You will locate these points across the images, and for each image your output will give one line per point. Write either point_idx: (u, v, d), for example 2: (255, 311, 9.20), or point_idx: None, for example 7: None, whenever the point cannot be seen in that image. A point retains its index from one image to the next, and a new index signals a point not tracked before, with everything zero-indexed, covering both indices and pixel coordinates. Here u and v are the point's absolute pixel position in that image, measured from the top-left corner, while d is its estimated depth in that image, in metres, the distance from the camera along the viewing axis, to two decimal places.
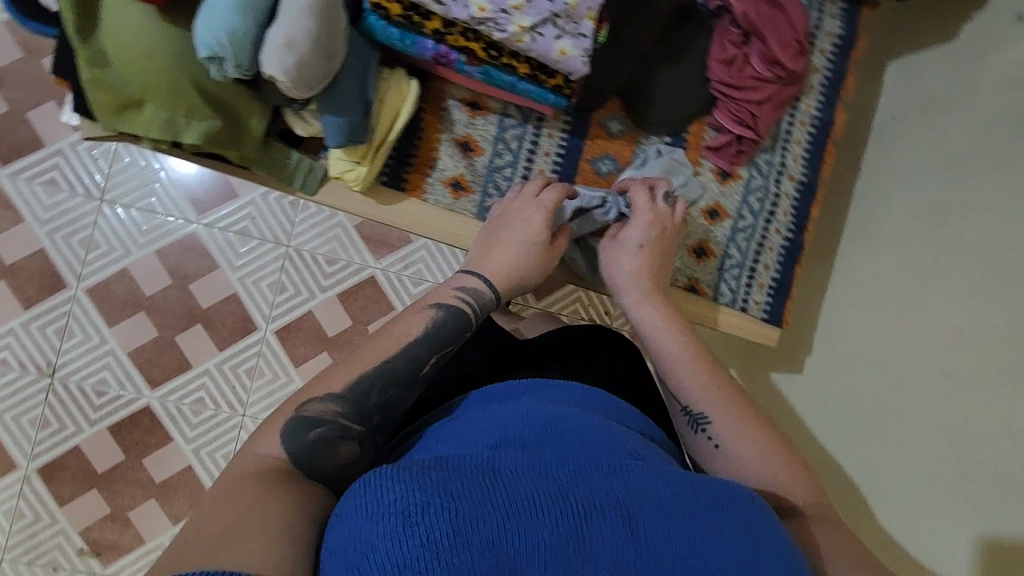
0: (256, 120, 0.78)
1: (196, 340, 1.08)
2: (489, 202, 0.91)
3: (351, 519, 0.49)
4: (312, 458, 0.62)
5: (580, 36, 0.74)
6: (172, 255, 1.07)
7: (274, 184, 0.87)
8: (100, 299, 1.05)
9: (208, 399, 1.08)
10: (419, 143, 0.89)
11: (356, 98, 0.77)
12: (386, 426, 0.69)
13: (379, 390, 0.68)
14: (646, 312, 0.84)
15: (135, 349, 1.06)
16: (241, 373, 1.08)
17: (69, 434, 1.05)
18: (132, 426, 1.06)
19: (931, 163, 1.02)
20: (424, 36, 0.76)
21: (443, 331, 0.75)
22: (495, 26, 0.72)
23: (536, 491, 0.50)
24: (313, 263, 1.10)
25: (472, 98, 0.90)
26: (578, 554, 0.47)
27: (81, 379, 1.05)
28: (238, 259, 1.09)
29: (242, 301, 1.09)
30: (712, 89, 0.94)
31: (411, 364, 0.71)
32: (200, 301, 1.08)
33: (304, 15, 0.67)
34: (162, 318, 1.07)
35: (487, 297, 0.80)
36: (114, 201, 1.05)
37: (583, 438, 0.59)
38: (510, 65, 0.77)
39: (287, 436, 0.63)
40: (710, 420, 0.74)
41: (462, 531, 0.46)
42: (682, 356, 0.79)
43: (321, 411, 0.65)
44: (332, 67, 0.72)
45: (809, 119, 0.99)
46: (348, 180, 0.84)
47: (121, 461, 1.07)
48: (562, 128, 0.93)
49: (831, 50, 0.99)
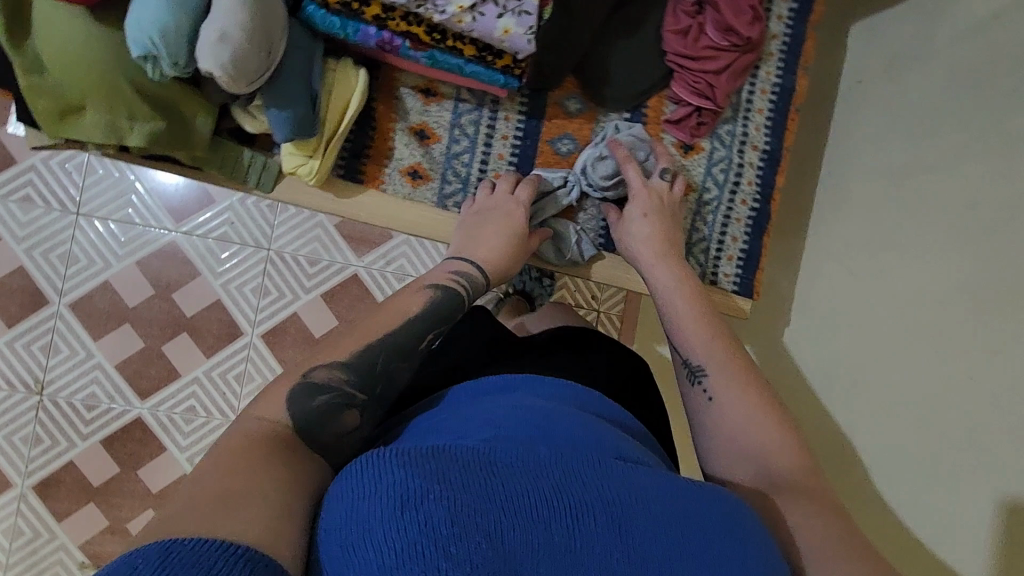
0: (202, 119, 0.76)
1: (181, 351, 1.30)
2: (449, 190, 0.91)
3: (344, 503, 0.48)
4: (318, 424, 0.60)
5: (523, 14, 0.73)
6: (154, 264, 1.28)
7: (228, 185, 0.86)
8: (82, 312, 1.27)
9: (198, 407, 1.30)
10: (374, 133, 0.88)
11: (301, 91, 0.76)
12: (388, 398, 0.67)
13: (385, 359, 0.67)
14: (659, 274, 0.86)
15: (122, 361, 1.28)
16: (231, 379, 1.30)
17: (62, 449, 1.26)
18: (123, 438, 1.28)
19: (898, 124, 1.00)
20: (367, 22, 0.75)
21: (438, 306, 0.75)
22: (434, 8, 0.71)
23: (534, 483, 0.49)
24: (295, 265, 1.32)
25: (425, 84, 0.88)
26: (571, 552, 0.46)
27: (71, 394, 1.27)
28: (215, 265, 1.30)
29: (224, 306, 1.30)
30: (669, 62, 0.93)
31: (412, 332, 0.71)
32: (184, 309, 1.29)
33: (237, 7, 0.66)
34: (145, 330, 1.29)
35: (478, 282, 0.81)
36: (89, 215, 1.25)
37: (575, 435, 0.57)
38: (456, 47, 0.77)
39: (294, 401, 0.60)
40: (706, 373, 0.76)
41: (461, 521, 0.45)
42: (688, 315, 0.81)
43: (326, 377, 0.63)
44: (273, 61, 0.72)
45: (769, 86, 0.98)
46: (302, 175, 0.83)
47: (115, 473, 1.28)
48: (518, 110, 0.92)
49: (788, 15, 0.98)
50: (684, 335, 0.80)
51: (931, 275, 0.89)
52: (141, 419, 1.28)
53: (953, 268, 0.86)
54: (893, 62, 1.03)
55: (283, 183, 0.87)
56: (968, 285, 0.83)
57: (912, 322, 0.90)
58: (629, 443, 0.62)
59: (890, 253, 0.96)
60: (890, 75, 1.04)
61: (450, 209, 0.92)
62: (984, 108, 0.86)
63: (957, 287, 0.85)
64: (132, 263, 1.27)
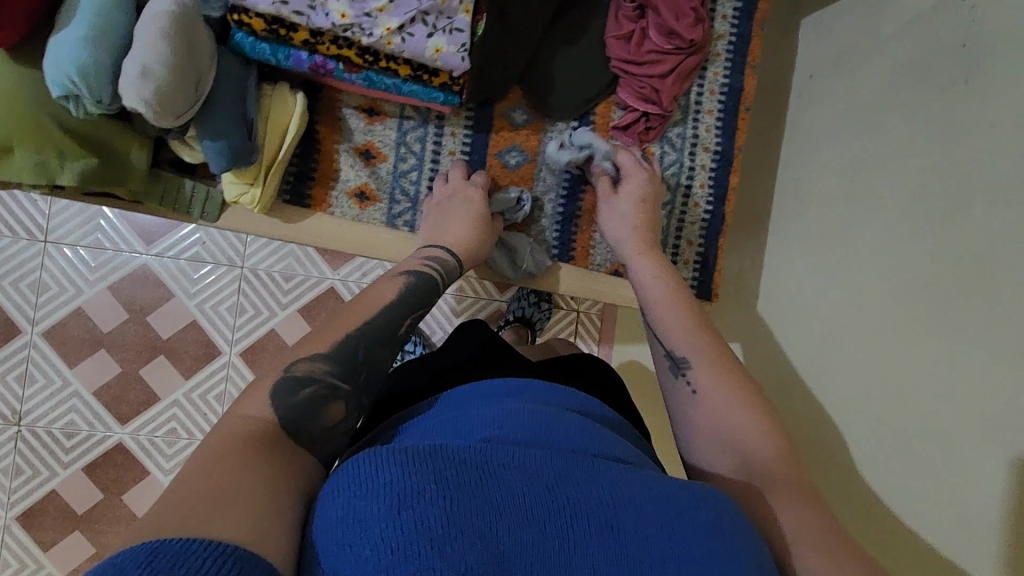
0: (137, 154, 0.76)
1: (162, 372, 1.32)
2: (398, 209, 0.91)
3: (339, 498, 0.47)
4: (304, 414, 0.59)
5: (454, 32, 0.73)
6: (126, 288, 1.30)
7: (173, 216, 0.85)
8: (57, 339, 1.28)
9: (180, 429, 1.32)
10: (318, 156, 0.87)
11: (236, 119, 0.75)
12: (371, 389, 0.68)
13: (365, 349, 0.67)
14: (643, 265, 0.85)
15: (101, 387, 1.30)
16: (210, 399, 1.33)
17: (44, 478, 1.27)
18: (106, 464, 1.29)
19: (848, 115, 0.98)
20: (296, 48, 0.74)
21: (416, 292, 0.75)
22: (361, 31, 0.70)
23: (526, 486, 0.49)
24: (270, 281, 1.35)
25: (367, 104, 0.88)
26: (561, 557, 0.46)
27: (50, 423, 1.28)
28: (190, 286, 1.32)
29: (202, 326, 1.32)
30: (613, 67, 0.92)
31: (392, 320, 0.71)
32: (160, 332, 1.31)
33: (157, 40, 0.65)
34: (123, 354, 1.30)
35: (452, 267, 0.82)
36: (58, 242, 1.27)
37: (572, 442, 0.58)
38: (390, 68, 0.76)
39: (279, 394, 0.60)
40: (691, 366, 0.74)
41: (456, 522, 0.45)
42: (678, 305, 0.81)
43: (309, 370, 0.62)
44: (203, 92, 0.71)
45: (717, 87, 0.98)
46: (245, 204, 0.83)
47: (100, 499, 1.29)
48: (464, 124, 0.91)
49: (733, 14, 0.97)
50: (670, 328, 0.78)
51: (886, 270, 0.88)
52: (122, 445, 1.30)
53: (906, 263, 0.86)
54: (841, 57, 1.01)
55: (227, 213, 0.86)
56: (922, 279, 0.83)
57: (869, 316, 0.91)
58: (620, 445, 0.63)
59: (847, 249, 0.96)
60: (839, 70, 1.02)
61: (400, 228, 0.91)
62: (930, 101, 0.85)
63: (912, 281, 0.85)
64: (105, 288, 1.29)
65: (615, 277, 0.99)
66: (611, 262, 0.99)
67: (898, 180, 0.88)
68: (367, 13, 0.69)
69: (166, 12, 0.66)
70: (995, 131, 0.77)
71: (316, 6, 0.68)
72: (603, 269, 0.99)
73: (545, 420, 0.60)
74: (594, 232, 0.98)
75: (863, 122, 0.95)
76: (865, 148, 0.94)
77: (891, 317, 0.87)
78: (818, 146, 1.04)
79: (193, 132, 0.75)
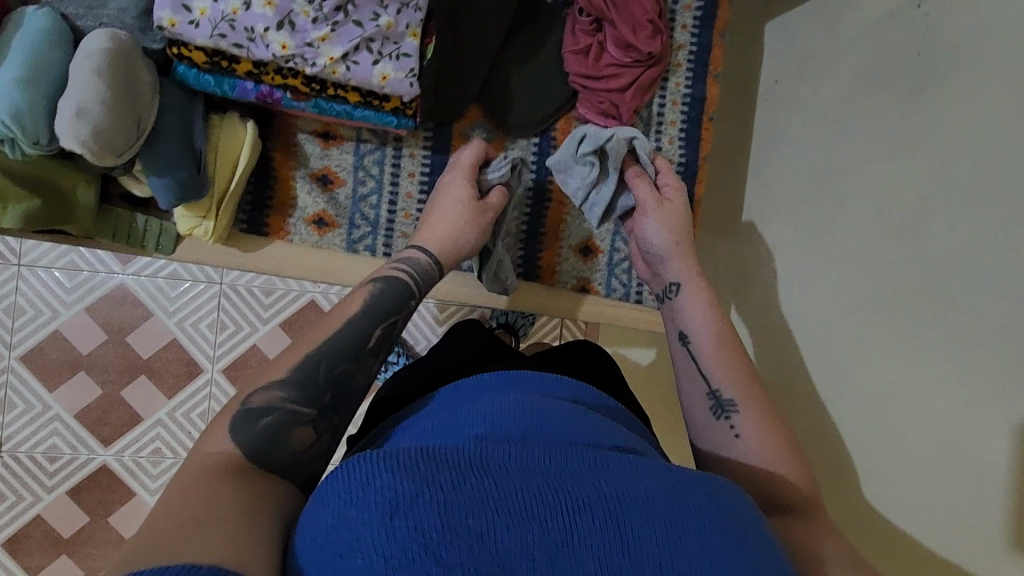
0: (84, 191, 0.75)
1: (143, 392, 1.28)
2: (358, 233, 0.90)
3: (330, 507, 0.45)
4: (267, 446, 0.59)
5: (401, 57, 0.72)
6: (103, 308, 1.25)
7: (127, 250, 0.84)
8: (35, 364, 1.24)
9: (165, 448, 1.28)
10: (273, 184, 0.86)
11: (182, 152, 0.74)
12: (342, 406, 0.66)
13: (327, 364, 0.65)
14: (693, 293, 0.82)
15: (82, 410, 1.26)
16: (195, 417, 1.29)
17: (28, 504, 1.24)
18: (92, 486, 1.26)
19: (810, 122, 0.97)
20: (241, 78, 0.73)
21: (384, 302, 0.72)
22: (304, 61, 0.69)
23: (525, 485, 0.47)
24: (251, 296, 1.30)
25: (323, 128, 0.86)
26: (563, 554, 0.44)
27: (32, 448, 1.24)
28: (170, 304, 1.27)
29: (184, 345, 1.28)
30: (572, 82, 0.91)
31: (356, 335, 0.68)
32: (141, 352, 1.27)
33: (92, 79, 0.64)
34: (104, 375, 1.26)
35: (431, 270, 0.78)
36: (32, 264, 1.22)
37: (571, 436, 0.56)
38: (339, 95, 0.75)
39: (237, 429, 0.59)
40: (737, 409, 0.71)
41: (451, 525, 0.43)
42: (703, 320, 0.79)
43: (267, 400, 0.61)
44: (146, 127, 0.70)
45: (680, 97, 0.98)
46: (199, 236, 0.82)
47: (86, 523, 1.26)
48: (423, 145, 0.90)
49: (694, 23, 0.97)
50: (714, 363, 0.75)
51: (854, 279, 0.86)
52: (106, 466, 1.26)
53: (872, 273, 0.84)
54: (806, 61, 0.98)
55: (183, 244, 0.86)
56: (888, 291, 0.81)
57: (847, 325, 0.88)
58: (624, 433, 0.62)
59: (817, 256, 0.94)
60: (803, 74, 0.99)
61: (361, 253, 0.91)
62: (894, 107, 0.83)
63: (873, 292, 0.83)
64: (82, 309, 1.25)
65: (582, 294, 1.02)
66: (578, 278, 1.02)
67: (865, 187, 0.86)
68: (309, 43, 0.68)
69: (100, 49, 0.64)
70: (954, 139, 0.75)
71: (255, 38, 0.67)
72: (570, 285, 1.02)
73: (543, 413, 0.58)
74: (560, 250, 1.00)
75: (827, 128, 0.93)
76: (829, 157, 0.92)
77: (864, 326, 0.85)
78: (787, 152, 1.01)
79: (139, 167, 0.74)
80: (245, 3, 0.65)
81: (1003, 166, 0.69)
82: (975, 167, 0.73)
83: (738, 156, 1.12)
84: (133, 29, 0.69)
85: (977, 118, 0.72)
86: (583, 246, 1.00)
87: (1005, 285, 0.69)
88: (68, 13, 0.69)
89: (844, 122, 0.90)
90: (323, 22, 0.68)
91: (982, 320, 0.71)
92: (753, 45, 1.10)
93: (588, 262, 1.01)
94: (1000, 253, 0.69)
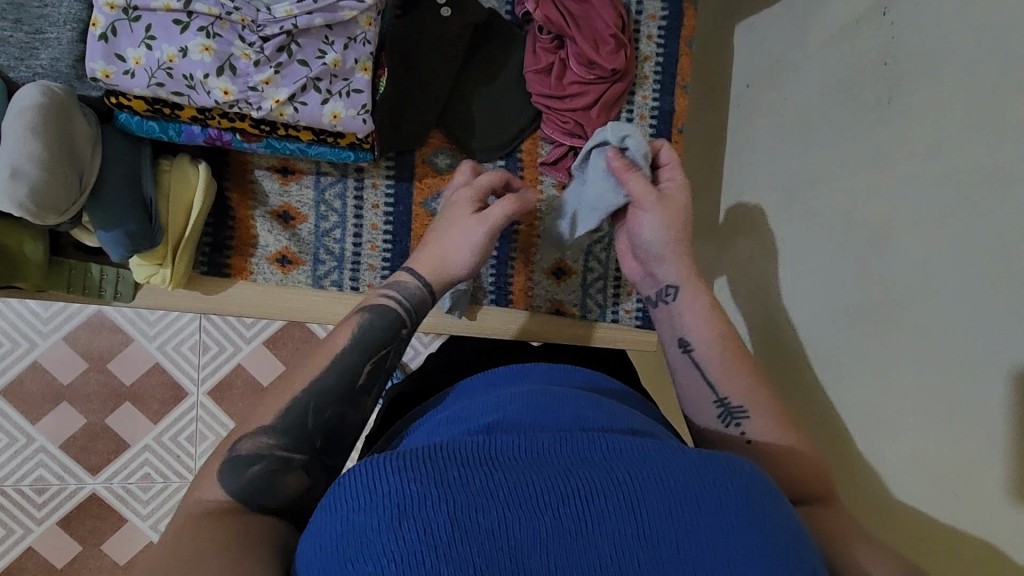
0: (32, 247, 0.74)
1: (129, 418, 1.25)
2: (323, 269, 0.89)
3: (337, 513, 0.44)
4: (257, 493, 0.57)
5: (352, 94, 0.71)
6: (82, 337, 1.22)
7: (83, 299, 0.83)
8: (16, 397, 1.20)
9: (155, 473, 1.26)
10: (233, 224, 0.85)
11: (130, 202, 0.73)
12: (336, 448, 0.62)
13: (315, 411, 0.62)
14: (698, 294, 0.77)
15: (67, 440, 1.23)
16: (183, 440, 1.27)
17: (19, 536, 1.22)
18: (83, 515, 1.23)
19: (784, 124, 0.94)
20: (187, 122, 0.72)
21: (372, 334, 0.68)
22: (249, 106, 0.68)
23: (536, 473, 0.45)
24: (229, 323, 1.27)
25: (280, 163, 0.84)
26: (579, 541, 0.43)
27: (19, 480, 1.21)
28: (151, 330, 1.24)
29: (168, 369, 1.25)
30: (536, 103, 0.88)
31: (345, 373, 0.64)
32: (123, 378, 1.24)
33: (27, 138, 0.61)
34: (88, 404, 1.23)
35: (424, 299, 0.73)
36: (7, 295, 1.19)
37: (581, 419, 0.55)
38: (291, 135, 0.74)
39: (226, 477, 0.57)
40: (747, 416, 0.69)
41: (461, 523, 0.42)
42: (704, 320, 0.75)
43: (253, 447, 0.59)
44: (88, 181, 0.69)
45: (647, 110, 0.98)
46: (158, 283, 0.81)
47: (79, 552, 1.24)
48: (385, 174, 0.88)
49: (659, 33, 0.96)
50: (721, 372, 0.72)
51: (829, 286, 0.84)
52: (96, 495, 1.24)
53: (845, 281, 0.82)
54: (777, 65, 0.96)
55: (143, 291, 0.85)
56: (859, 298, 0.79)
57: (818, 336, 0.86)
58: (631, 415, 0.60)
59: (790, 264, 0.92)
60: (774, 80, 0.96)
61: (328, 288, 0.90)
62: (860, 119, 0.80)
63: (848, 299, 0.81)
64: (60, 339, 1.21)
65: (558, 316, 1.01)
66: (552, 301, 1.01)
67: (833, 199, 0.84)
68: (253, 87, 0.67)
69: (32, 104, 0.62)
70: (919, 149, 0.72)
71: (196, 85, 0.66)
72: (544, 308, 1.01)
73: (552, 401, 0.57)
74: (531, 275, 0.99)
75: (800, 132, 0.90)
76: (803, 163, 0.90)
77: (832, 341, 0.83)
78: (763, 156, 0.98)
79: (88, 220, 0.72)
80: (181, 50, 0.64)
81: (963, 180, 0.67)
82: (936, 182, 0.70)
83: (715, 159, 1.10)
84: (70, 78, 0.68)
85: (939, 129, 0.70)
86: (556, 269, 0.99)
87: (966, 301, 0.66)
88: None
89: (812, 128, 0.88)
90: (266, 64, 0.67)
91: (943, 337, 0.68)
92: (727, 44, 1.07)
93: (562, 284, 1.00)
94: (962, 271, 0.67)
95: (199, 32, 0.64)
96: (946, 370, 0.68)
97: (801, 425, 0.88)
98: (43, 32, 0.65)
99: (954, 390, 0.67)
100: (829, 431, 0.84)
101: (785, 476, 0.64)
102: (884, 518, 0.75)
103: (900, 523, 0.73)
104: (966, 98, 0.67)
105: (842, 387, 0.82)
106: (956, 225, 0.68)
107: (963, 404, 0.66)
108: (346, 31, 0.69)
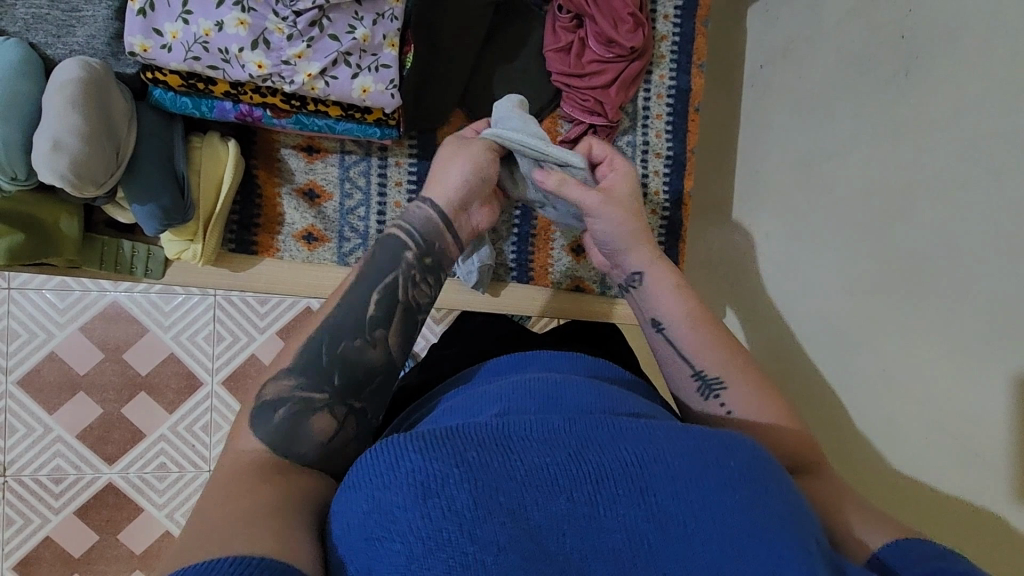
0: (67, 223, 0.76)
1: (146, 408, 1.26)
2: (348, 246, 0.91)
3: (361, 493, 0.45)
4: (290, 439, 0.58)
5: (380, 69, 0.72)
6: (97, 327, 1.24)
7: (112, 276, 0.86)
8: (33, 387, 1.22)
9: (170, 463, 1.27)
10: (260, 202, 0.87)
11: (164, 178, 0.75)
12: (355, 387, 0.62)
13: (330, 350, 0.62)
14: (661, 276, 0.77)
15: (84, 430, 1.24)
16: (197, 430, 1.28)
17: (37, 525, 1.23)
18: (99, 505, 1.25)
19: (797, 103, 0.95)
20: (219, 98, 0.74)
21: (379, 265, 0.68)
22: (281, 80, 0.70)
23: (551, 455, 0.46)
24: (244, 309, 1.29)
25: (305, 142, 0.87)
26: (592, 521, 0.44)
27: (36, 469, 1.23)
28: (166, 320, 1.26)
29: (183, 358, 1.27)
30: (555, 81, 0.90)
31: (356, 309, 0.65)
32: (138, 369, 1.26)
33: (68, 112, 0.63)
34: (104, 395, 1.25)
35: (434, 225, 0.71)
36: (23, 287, 1.20)
37: (588, 404, 0.56)
38: (320, 110, 0.76)
39: (257, 424, 0.58)
40: (725, 387, 0.70)
41: (483, 501, 0.43)
42: (673, 303, 0.75)
43: (278, 391, 0.60)
44: (125, 155, 0.71)
45: (664, 90, 1.01)
46: (188, 259, 0.83)
47: (95, 541, 1.25)
48: (409, 153, 0.90)
49: (675, 13, 1.00)
50: (695, 345, 0.72)
51: (841, 265, 0.85)
52: (112, 484, 1.25)
53: (857, 259, 0.82)
54: (790, 46, 0.97)
55: (171, 268, 0.88)
56: (873, 277, 0.80)
57: (830, 315, 0.87)
58: (634, 397, 0.61)
59: (803, 244, 0.93)
60: (787, 60, 0.97)
61: (353, 265, 0.92)
62: (872, 97, 0.82)
63: (863, 277, 0.81)
64: (75, 329, 1.23)
65: (576, 292, 1.05)
66: (572, 278, 1.05)
67: (846, 177, 0.85)
68: (285, 61, 0.69)
69: (72, 79, 0.64)
70: (934, 124, 0.73)
71: (231, 59, 0.68)
72: (564, 285, 1.05)
73: (559, 386, 0.58)
74: (550, 252, 1.03)
75: (813, 111, 0.92)
76: (817, 141, 0.90)
77: (844, 319, 0.85)
78: (776, 138, 0.99)
79: (122, 196, 0.74)
80: (217, 24, 0.66)
81: (976, 150, 0.69)
82: (949, 155, 0.71)
83: (728, 141, 1.11)
84: (105, 54, 0.70)
85: (955, 107, 0.71)
86: (575, 245, 1.03)
87: (978, 274, 0.67)
88: (37, 43, 0.68)
89: (825, 106, 0.89)
90: (299, 38, 0.69)
91: (959, 305, 0.69)
92: (739, 28, 1.08)
93: (581, 260, 1.04)
94: (976, 240, 0.68)
95: (234, 7, 0.66)
96: (960, 342, 0.69)
97: (816, 404, 0.89)
98: (78, 11, 0.67)
99: (962, 360, 0.68)
100: (839, 409, 0.85)
101: (802, 446, 0.66)
102: (896, 492, 0.76)
103: (911, 494, 0.74)
104: (978, 74, 0.69)
105: (855, 363, 0.82)
106: (969, 194, 0.69)
107: (972, 368, 0.68)
108: (375, 7, 0.71)
